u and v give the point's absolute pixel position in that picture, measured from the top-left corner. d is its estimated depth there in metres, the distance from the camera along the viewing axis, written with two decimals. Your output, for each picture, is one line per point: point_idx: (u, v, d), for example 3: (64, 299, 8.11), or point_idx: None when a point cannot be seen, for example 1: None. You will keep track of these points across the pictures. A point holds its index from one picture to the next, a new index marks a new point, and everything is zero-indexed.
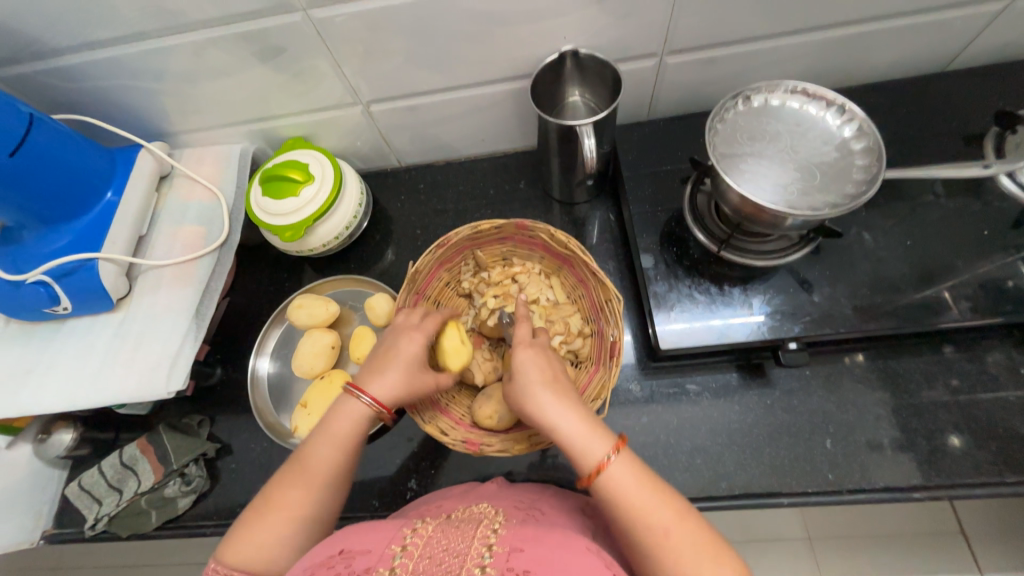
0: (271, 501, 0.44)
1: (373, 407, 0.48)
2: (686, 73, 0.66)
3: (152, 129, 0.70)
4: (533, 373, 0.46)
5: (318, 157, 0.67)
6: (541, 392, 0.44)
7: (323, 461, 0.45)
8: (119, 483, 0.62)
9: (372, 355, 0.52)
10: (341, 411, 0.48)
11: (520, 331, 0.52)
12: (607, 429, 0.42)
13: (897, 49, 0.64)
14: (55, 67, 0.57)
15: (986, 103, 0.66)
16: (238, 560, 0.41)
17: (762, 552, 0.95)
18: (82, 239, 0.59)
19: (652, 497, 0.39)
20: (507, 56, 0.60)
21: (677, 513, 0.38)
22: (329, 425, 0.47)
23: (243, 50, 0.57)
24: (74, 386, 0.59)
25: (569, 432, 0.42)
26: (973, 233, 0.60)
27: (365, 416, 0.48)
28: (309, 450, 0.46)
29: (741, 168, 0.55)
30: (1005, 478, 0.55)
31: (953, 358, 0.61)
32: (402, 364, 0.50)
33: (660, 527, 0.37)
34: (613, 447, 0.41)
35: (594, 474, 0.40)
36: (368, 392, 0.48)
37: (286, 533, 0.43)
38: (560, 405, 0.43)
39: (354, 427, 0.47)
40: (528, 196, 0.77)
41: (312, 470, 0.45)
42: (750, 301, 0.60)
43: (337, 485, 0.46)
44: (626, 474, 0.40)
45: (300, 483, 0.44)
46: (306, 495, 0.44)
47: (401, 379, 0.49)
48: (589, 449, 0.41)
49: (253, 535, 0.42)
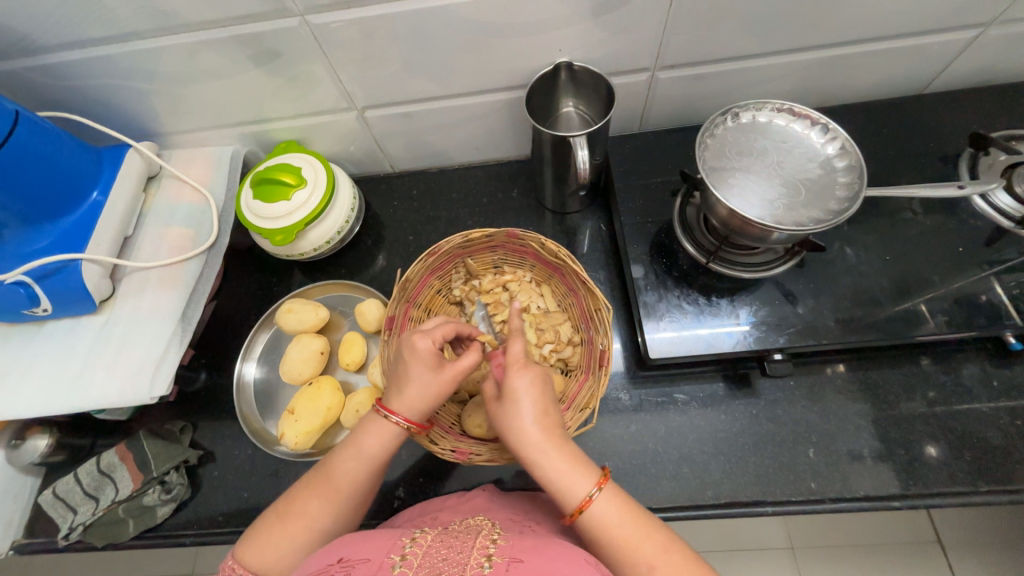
0: (290, 506, 0.44)
1: (403, 425, 0.47)
2: (678, 88, 0.67)
3: (142, 129, 0.69)
4: (526, 403, 0.44)
5: (310, 162, 0.67)
6: (531, 429, 0.43)
7: (345, 474, 0.45)
8: (95, 491, 0.60)
9: (390, 373, 0.51)
10: (370, 426, 0.47)
11: (515, 345, 0.48)
12: (591, 464, 0.42)
13: (877, 72, 0.67)
14: (45, 64, 0.56)
15: (959, 125, 0.69)
16: (256, 563, 0.42)
17: (745, 560, 0.95)
18: (66, 239, 0.58)
19: (642, 533, 0.39)
20: (503, 68, 0.61)
21: (661, 544, 0.39)
22: (359, 440, 0.47)
23: (238, 53, 0.57)
24: (52, 390, 0.57)
25: (553, 469, 0.41)
26: (949, 250, 0.63)
27: (394, 437, 0.47)
28: (334, 461, 0.46)
29: (729, 182, 0.56)
30: (978, 487, 0.56)
31: (930, 369, 0.63)
32: (416, 377, 0.48)
33: (647, 563, 0.38)
34: (597, 483, 0.41)
35: (577, 512, 0.40)
36: (399, 413, 0.47)
37: (302, 542, 0.43)
38: (547, 442, 0.42)
39: (383, 445, 0.47)
40: (521, 205, 0.78)
41: (334, 482, 0.45)
42: (737, 311, 0.61)
43: (355, 500, 0.46)
44: (612, 510, 0.40)
45: (321, 493, 0.45)
46: (326, 507, 0.44)
47: (418, 391, 0.48)
48: (571, 488, 0.40)
49: (270, 539, 0.43)
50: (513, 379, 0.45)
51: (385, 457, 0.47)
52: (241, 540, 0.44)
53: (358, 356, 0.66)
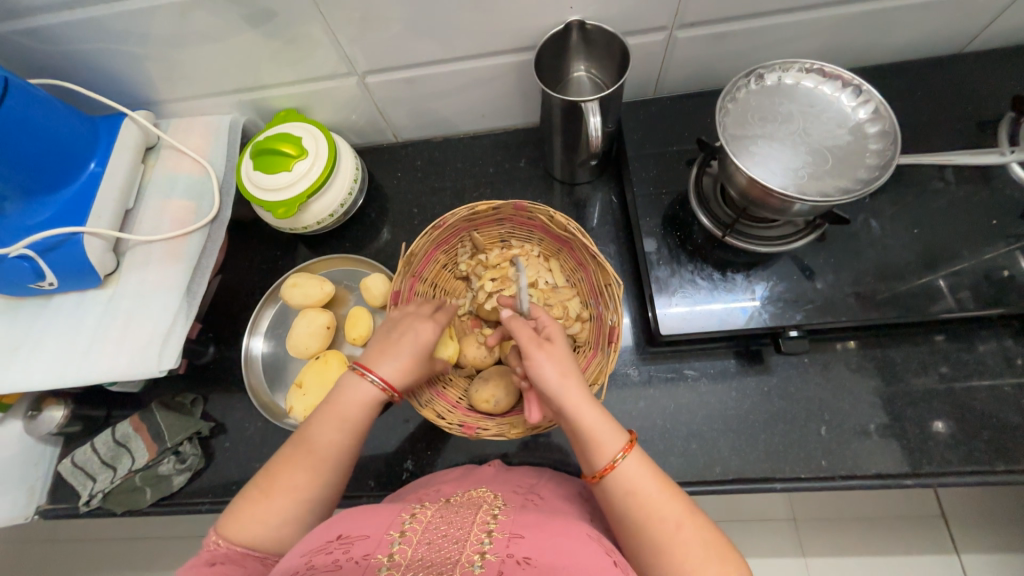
0: (274, 481, 0.44)
1: (383, 390, 0.48)
2: (697, 49, 0.63)
3: (138, 97, 0.66)
4: (563, 356, 0.45)
5: (311, 131, 0.64)
6: (566, 382, 0.43)
7: (328, 444, 0.45)
8: (113, 460, 0.62)
9: (381, 335, 0.52)
10: (348, 386, 0.48)
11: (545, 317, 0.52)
12: (619, 426, 0.42)
13: (915, 29, 0.62)
14: (33, 27, 0.54)
15: (1000, 88, 0.64)
16: (242, 537, 0.42)
17: (748, 533, 0.93)
18: (67, 213, 0.57)
19: (662, 495, 0.39)
20: (510, 27, 0.58)
21: (684, 509, 0.39)
22: (336, 406, 0.47)
23: (232, 13, 0.54)
24: (63, 364, 0.58)
25: (589, 424, 0.42)
26: (980, 223, 0.60)
27: (373, 400, 0.48)
28: (314, 431, 0.45)
29: (751, 150, 0.53)
30: (994, 466, 0.55)
31: (948, 347, 0.61)
32: (415, 353, 0.50)
33: (670, 518, 0.38)
34: (625, 446, 0.41)
35: (609, 467, 0.40)
36: (377, 371, 0.48)
37: (291, 513, 0.43)
38: (583, 398, 0.43)
39: (363, 408, 0.47)
40: (528, 175, 0.75)
41: (318, 452, 0.45)
42: (753, 287, 0.59)
43: (340, 467, 0.46)
44: (636, 473, 0.40)
45: (305, 465, 0.44)
46: (312, 478, 0.44)
47: (411, 367, 0.50)
48: (602, 444, 0.41)
49: (256, 513, 0.42)
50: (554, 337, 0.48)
51: (366, 422, 0.47)
52: (223, 516, 0.43)
53: (364, 331, 0.65)
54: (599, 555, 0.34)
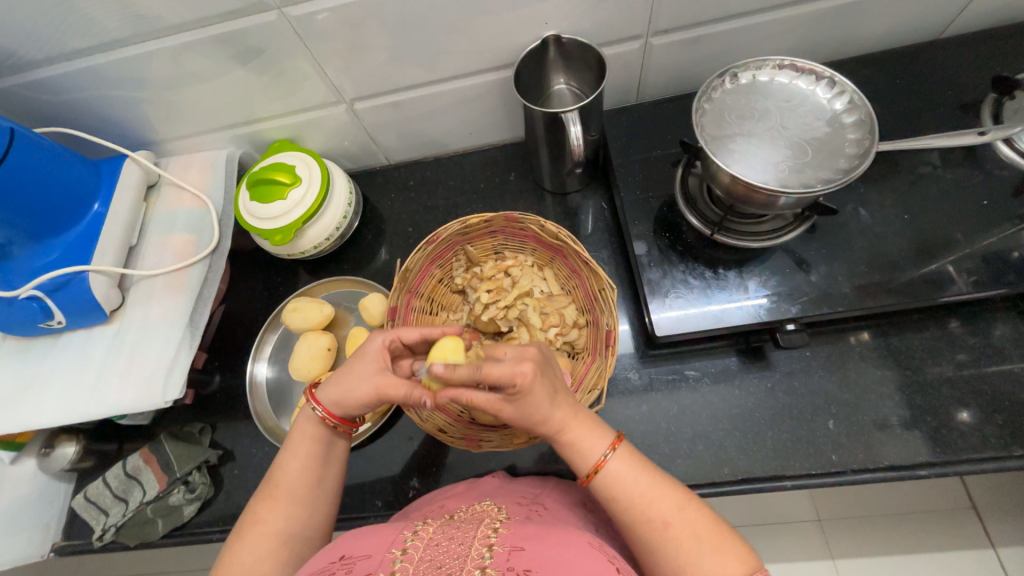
0: (247, 521, 0.44)
1: (324, 418, 0.47)
2: (674, 54, 0.64)
3: (138, 138, 0.69)
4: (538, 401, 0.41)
5: (304, 159, 0.66)
6: (552, 414, 0.42)
7: (288, 471, 0.46)
8: (124, 494, 0.62)
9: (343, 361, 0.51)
10: (303, 422, 0.48)
11: (495, 368, 0.40)
12: (604, 426, 0.43)
13: (889, 19, 0.63)
14: (38, 80, 0.57)
15: (981, 70, 0.65)
16: None
17: (772, 536, 0.90)
18: (72, 252, 0.59)
19: (652, 488, 0.39)
20: (490, 47, 0.59)
21: (677, 502, 0.39)
22: (290, 439, 0.48)
23: (221, 53, 0.56)
24: (73, 398, 0.59)
25: (570, 433, 0.42)
26: (973, 205, 0.59)
27: (318, 426, 0.48)
28: (278, 466, 0.46)
29: (731, 148, 0.54)
30: (1012, 451, 0.54)
31: (958, 332, 0.60)
32: (347, 372, 0.48)
33: (658, 517, 0.38)
34: (611, 443, 0.41)
35: (593, 473, 0.40)
36: (319, 400, 0.48)
37: (265, 550, 0.42)
38: (568, 417, 0.42)
39: (311, 435, 0.48)
40: (519, 188, 0.76)
41: (280, 482, 0.45)
42: (746, 284, 0.59)
43: (305, 495, 0.45)
44: (625, 470, 0.40)
45: (272, 496, 0.45)
46: (279, 508, 0.44)
47: (347, 386, 0.47)
48: (586, 451, 0.41)
49: (232, 556, 0.42)
50: (524, 394, 0.40)
51: (322, 447, 0.48)
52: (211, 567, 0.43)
53: None
54: (600, 562, 0.34)
